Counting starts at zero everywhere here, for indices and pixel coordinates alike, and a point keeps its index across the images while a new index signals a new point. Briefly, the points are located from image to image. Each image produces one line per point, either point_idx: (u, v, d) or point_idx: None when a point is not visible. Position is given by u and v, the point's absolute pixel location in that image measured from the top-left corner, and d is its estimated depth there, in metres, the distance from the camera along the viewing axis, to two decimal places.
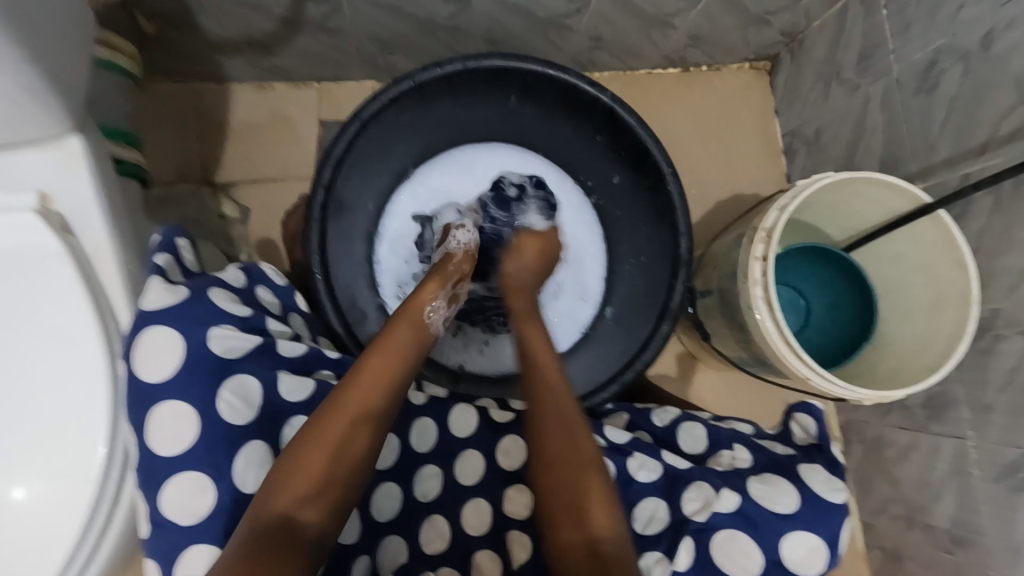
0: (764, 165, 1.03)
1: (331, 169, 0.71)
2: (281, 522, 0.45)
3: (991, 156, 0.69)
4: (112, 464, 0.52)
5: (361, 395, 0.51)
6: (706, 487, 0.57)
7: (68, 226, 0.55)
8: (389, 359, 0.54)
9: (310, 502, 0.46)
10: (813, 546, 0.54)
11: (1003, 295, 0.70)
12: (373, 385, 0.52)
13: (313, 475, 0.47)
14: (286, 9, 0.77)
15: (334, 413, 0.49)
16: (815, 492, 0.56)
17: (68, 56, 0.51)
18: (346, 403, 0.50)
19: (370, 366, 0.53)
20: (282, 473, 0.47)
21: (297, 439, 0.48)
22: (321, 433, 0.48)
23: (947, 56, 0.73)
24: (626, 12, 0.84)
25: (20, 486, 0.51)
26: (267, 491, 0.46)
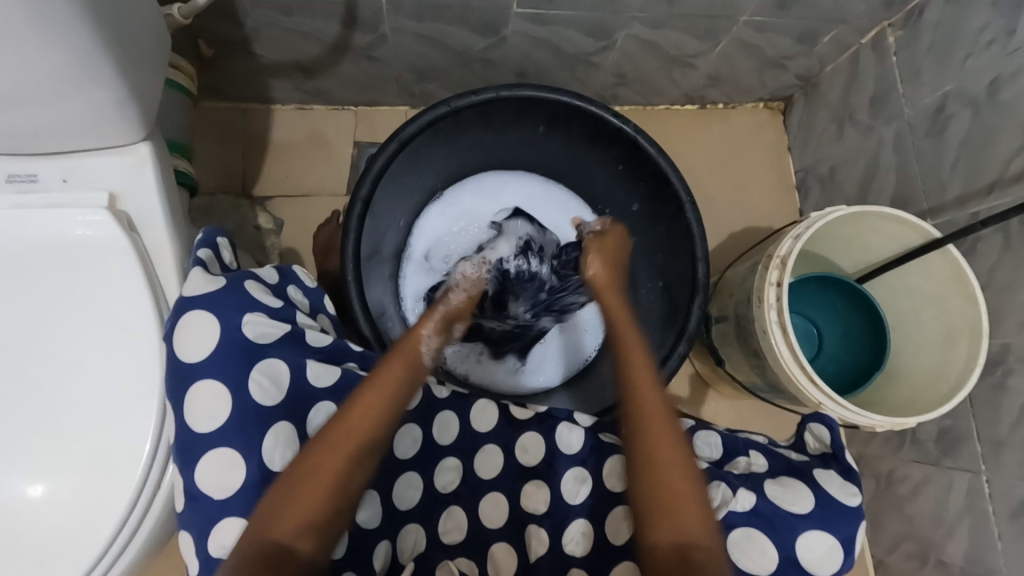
0: (777, 199, 1.06)
1: (369, 184, 0.75)
2: (275, 551, 0.46)
3: (1000, 196, 0.72)
4: (155, 459, 0.56)
5: (355, 429, 0.52)
6: (723, 486, 0.59)
7: (133, 225, 0.60)
8: (377, 396, 0.54)
9: (298, 531, 0.48)
10: (827, 547, 0.56)
11: (1013, 329, 0.71)
12: (371, 420, 0.53)
13: (302, 511, 0.48)
14: (335, 38, 0.83)
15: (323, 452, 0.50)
16: (831, 496, 0.57)
17: (148, 72, 0.57)
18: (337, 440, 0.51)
19: (362, 399, 0.53)
20: (272, 502, 0.48)
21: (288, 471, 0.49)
22: (315, 468, 0.49)
23: (956, 101, 0.78)
24: (650, 52, 0.89)
25: (38, 484, 0.53)
26: (257, 521, 0.47)
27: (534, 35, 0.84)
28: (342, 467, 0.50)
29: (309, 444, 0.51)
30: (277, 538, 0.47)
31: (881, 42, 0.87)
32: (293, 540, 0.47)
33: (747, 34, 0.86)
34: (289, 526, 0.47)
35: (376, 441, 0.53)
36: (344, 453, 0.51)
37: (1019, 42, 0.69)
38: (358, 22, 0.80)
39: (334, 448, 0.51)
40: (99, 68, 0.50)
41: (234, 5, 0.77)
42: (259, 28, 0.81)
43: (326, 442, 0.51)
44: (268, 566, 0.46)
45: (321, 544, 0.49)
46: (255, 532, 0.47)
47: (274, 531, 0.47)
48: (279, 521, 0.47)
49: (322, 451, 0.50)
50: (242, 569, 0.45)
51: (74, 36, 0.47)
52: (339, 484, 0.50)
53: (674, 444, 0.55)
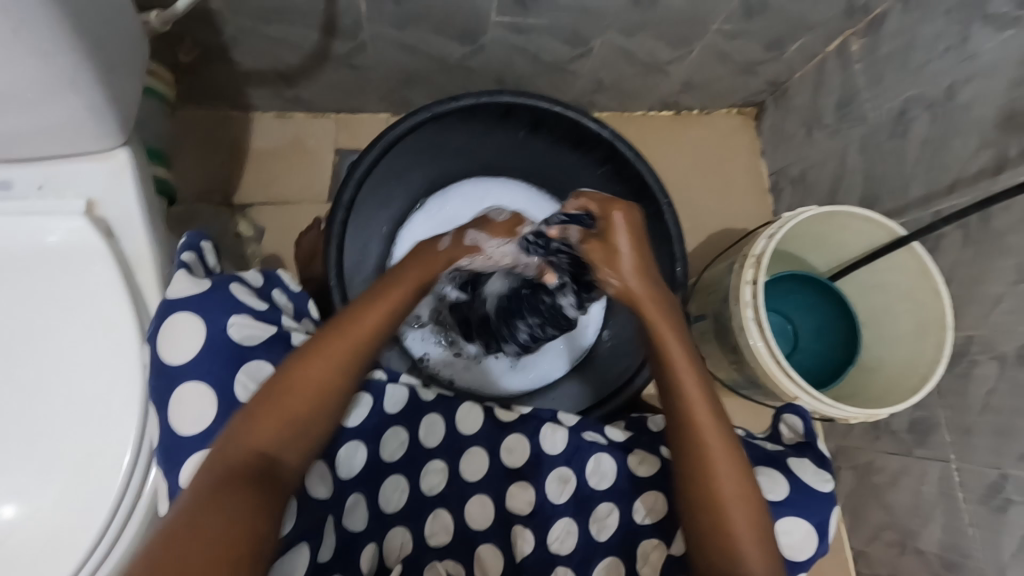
0: (752, 201, 1.09)
1: (351, 190, 0.75)
2: (253, 458, 0.48)
3: (960, 194, 0.76)
4: (133, 474, 0.55)
5: (337, 348, 0.53)
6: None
7: (112, 232, 0.59)
8: (372, 316, 0.56)
9: (284, 444, 0.49)
10: (805, 530, 0.58)
11: (977, 321, 0.75)
12: (354, 342, 0.54)
13: (280, 424, 0.49)
14: (315, 46, 0.84)
15: (311, 367, 0.51)
16: (805, 483, 0.59)
17: (126, 78, 0.56)
18: (325, 358, 0.52)
19: (354, 319, 0.55)
20: (256, 412, 0.49)
21: (271, 384, 0.50)
22: (297, 381, 0.50)
23: (916, 105, 0.81)
24: (625, 59, 0.92)
25: (10, 505, 0.52)
26: (236, 427, 0.48)
27: (512, 43, 0.85)
28: (331, 383, 0.52)
29: (292, 357, 0.52)
30: (256, 445, 0.48)
31: (845, 50, 0.91)
32: (280, 451, 0.49)
33: (718, 42, 0.89)
34: (277, 434, 0.49)
35: (359, 361, 0.54)
36: (334, 369, 0.52)
37: (971, 49, 0.73)
38: (338, 30, 0.80)
39: (314, 364, 0.51)
40: (76, 72, 0.50)
41: (212, 13, 0.77)
42: (238, 36, 0.81)
43: (310, 358, 0.52)
44: (254, 474, 0.47)
45: (304, 457, 0.51)
46: (233, 438, 0.48)
47: (254, 438, 0.48)
48: (258, 429, 0.48)
49: (305, 366, 0.51)
50: (220, 470, 0.46)
51: (51, 41, 0.47)
52: (319, 400, 0.51)
53: (740, 471, 0.54)
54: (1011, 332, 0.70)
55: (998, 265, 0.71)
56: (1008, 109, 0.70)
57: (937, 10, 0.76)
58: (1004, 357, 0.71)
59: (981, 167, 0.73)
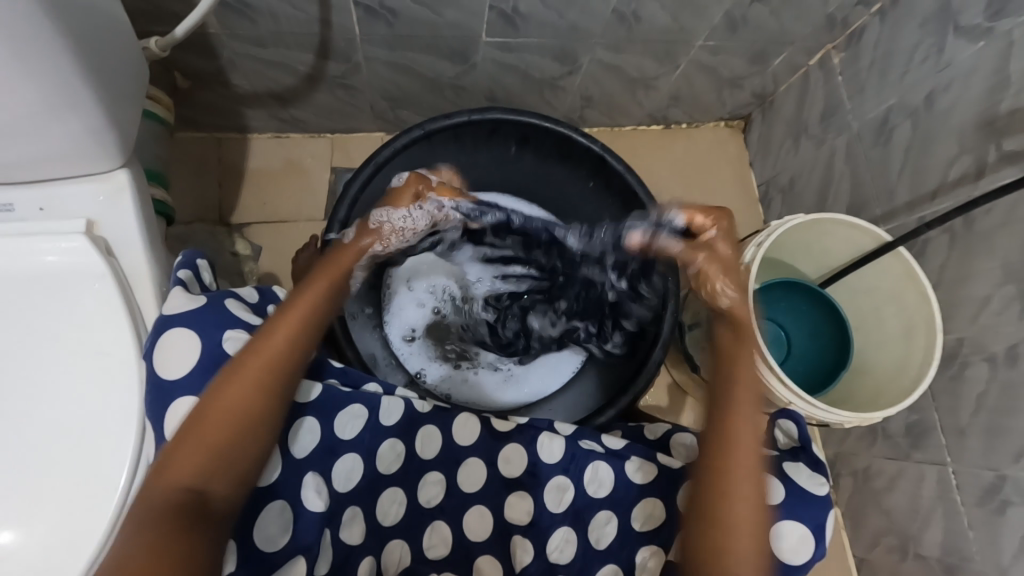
0: (742, 211, 1.11)
1: (347, 207, 0.77)
2: (176, 498, 0.46)
3: (944, 199, 0.77)
4: (129, 495, 0.55)
5: (248, 371, 0.51)
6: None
7: (112, 250, 0.61)
8: (283, 327, 0.55)
9: (207, 470, 0.48)
10: (801, 535, 0.58)
11: (966, 324, 0.76)
12: (262, 363, 0.52)
13: (198, 453, 0.48)
14: (311, 68, 0.86)
15: (226, 389, 0.50)
16: (801, 487, 0.59)
17: (126, 100, 0.58)
18: (241, 377, 0.50)
19: (270, 331, 0.54)
20: (177, 440, 0.48)
21: (192, 412, 0.49)
22: (210, 412, 0.49)
23: (897, 114, 0.84)
24: (613, 75, 0.94)
25: (7, 531, 0.52)
26: (158, 470, 0.47)
27: (503, 61, 0.88)
28: (247, 402, 0.50)
29: (208, 386, 0.50)
30: (178, 484, 0.47)
31: (826, 62, 0.94)
32: (204, 480, 0.47)
33: (703, 57, 0.92)
34: (195, 464, 0.47)
35: (277, 380, 0.52)
36: (249, 388, 0.50)
37: (947, 59, 0.76)
38: (332, 52, 0.83)
39: (223, 391, 0.50)
40: (77, 95, 0.52)
41: (210, 38, 0.79)
42: (235, 59, 0.83)
43: (223, 386, 0.50)
44: (178, 506, 0.46)
45: (234, 483, 0.49)
46: (154, 482, 0.47)
47: (175, 475, 0.47)
48: (178, 466, 0.47)
49: (217, 396, 0.50)
50: (146, 515, 0.45)
51: (53, 64, 0.48)
52: (236, 427, 0.49)
53: (752, 484, 0.54)
54: (1000, 333, 0.71)
55: (984, 267, 0.73)
56: (985, 116, 0.72)
57: (912, 23, 0.79)
58: (994, 358, 0.72)
59: (962, 172, 0.75)
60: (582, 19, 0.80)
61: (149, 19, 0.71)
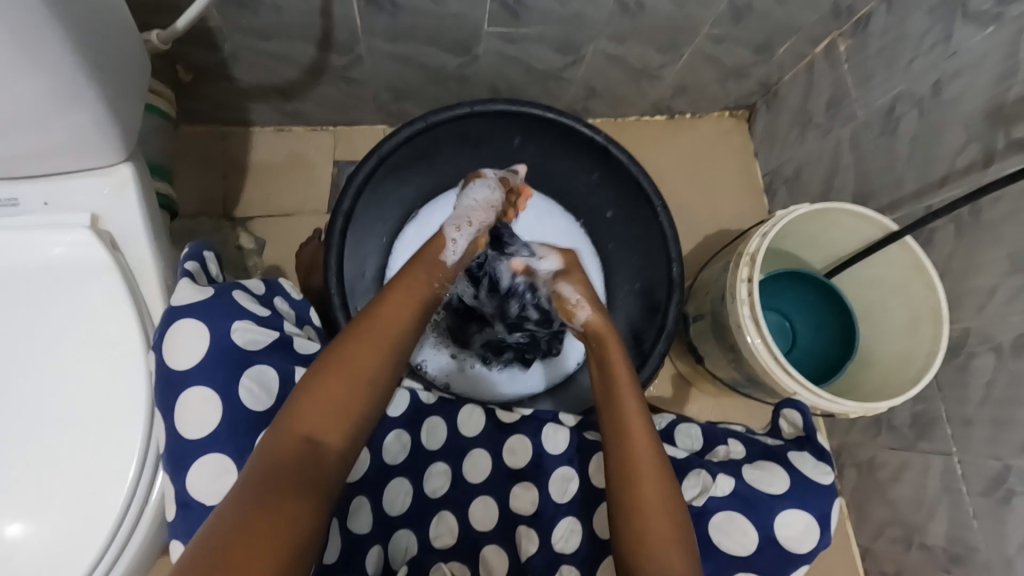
0: (747, 201, 1.11)
1: (350, 199, 0.77)
2: (300, 447, 0.48)
3: (951, 188, 0.77)
4: (138, 488, 0.55)
5: (380, 339, 0.56)
6: (703, 473, 0.62)
7: (116, 244, 0.61)
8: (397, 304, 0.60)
9: (327, 427, 0.50)
10: (806, 523, 0.58)
11: (973, 313, 0.75)
12: (389, 333, 0.57)
13: (324, 413, 0.50)
14: (312, 61, 0.85)
15: (347, 355, 0.54)
16: (804, 476, 0.60)
17: (129, 94, 0.58)
18: (363, 346, 0.55)
19: (382, 307, 0.59)
20: (302, 399, 0.50)
21: (313, 370, 0.52)
22: (340, 365, 0.53)
23: (904, 102, 0.83)
24: (617, 66, 0.93)
25: (15, 523, 0.53)
26: (285, 419, 0.50)
27: (505, 52, 0.87)
28: (369, 369, 0.54)
29: (334, 347, 0.54)
30: (301, 431, 0.49)
31: (833, 50, 0.93)
32: (322, 436, 0.50)
33: (708, 46, 0.91)
34: (321, 422, 0.50)
35: (397, 353, 0.57)
36: (372, 355, 0.55)
37: (956, 46, 0.75)
38: (334, 44, 0.82)
39: (358, 356, 0.54)
40: (82, 88, 0.52)
41: (212, 31, 0.79)
42: (237, 52, 0.83)
43: (347, 346, 0.54)
44: (294, 460, 0.47)
45: (346, 444, 0.51)
46: (282, 429, 0.49)
47: (301, 424, 0.49)
48: (308, 417, 0.50)
49: (348, 355, 0.54)
50: (271, 460, 0.47)
51: (59, 59, 0.49)
52: (362, 387, 0.53)
53: (657, 476, 0.56)
54: (1007, 322, 0.71)
55: (991, 256, 0.72)
56: (995, 104, 0.71)
57: (920, 9, 0.78)
58: (1001, 348, 0.71)
59: (970, 161, 0.74)
60: (585, 9, 0.79)
61: (152, 12, 0.71)
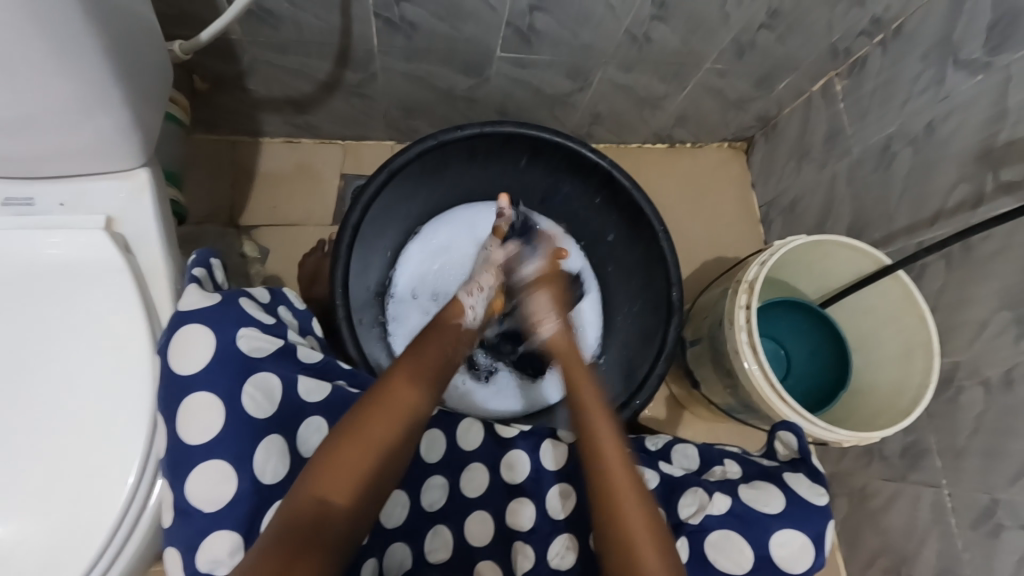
0: (744, 230, 1.13)
1: (358, 213, 0.78)
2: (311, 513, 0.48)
3: (942, 225, 0.79)
4: (136, 493, 0.55)
5: (396, 404, 0.56)
6: (700, 491, 0.62)
7: (130, 247, 0.61)
8: (416, 372, 0.60)
9: (341, 492, 0.50)
10: (801, 543, 0.59)
11: (962, 347, 0.77)
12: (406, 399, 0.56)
13: (342, 476, 0.50)
14: (327, 76, 0.87)
15: (367, 419, 0.53)
16: (801, 497, 0.60)
17: (151, 101, 0.59)
18: (379, 410, 0.54)
19: (401, 374, 0.58)
20: (321, 462, 0.50)
21: (334, 435, 0.52)
22: (360, 431, 0.52)
23: (898, 140, 0.86)
24: (622, 94, 0.96)
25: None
26: (305, 481, 0.49)
27: (516, 76, 0.90)
28: (385, 434, 0.53)
29: (354, 410, 0.54)
30: (317, 495, 0.48)
31: (829, 89, 0.96)
32: (336, 500, 0.49)
33: (711, 80, 0.94)
34: (336, 486, 0.49)
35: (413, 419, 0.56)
36: (388, 422, 0.54)
37: (947, 90, 0.78)
38: (350, 61, 0.84)
39: (376, 421, 0.53)
40: (109, 95, 0.53)
41: (233, 43, 0.81)
42: (254, 65, 0.85)
43: (369, 410, 0.54)
44: (306, 525, 0.47)
45: (360, 508, 0.50)
46: (303, 491, 0.49)
47: (317, 488, 0.49)
48: (321, 482, 0.49)
49: (364, 419, 0.53)
50: (284, 525, 0.46)
51: (88, 65, 0.50)
52: (380, 452, 0.52)
53: (648, 528, 0.54)
54: (995, 357, 0.73)
55: (980, 292, 0.75)
56: (983, 146, 0.74)
57: (913, 54, 0.82)
58: (990, 382, 0.73)
59: (961, 200, 0.77)
60: (595, 40, 0.82)
61: (175, 23, 0.73)
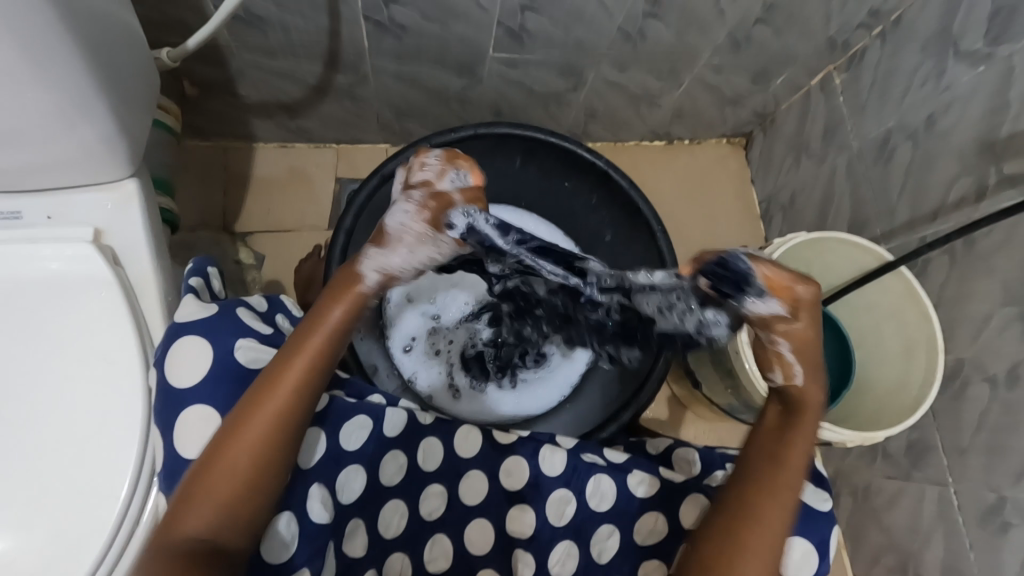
0: (743, 226, 1.12)
1: (351, 217, 0.77)
2: (187, 546, 0.46)
3: (943, 220, 0.78)
4: (131, 502, 0.54)
5: (260, 421, 0.48)
6: (700, 497, 0.61)
7: (118, 258, 0.61)
8: (289, 378, 0.49)
9: (210, 528, 0.47)
10: (803, 550, 0.58)
11: (967, 343, 0.76)
12: (265, 420, 0.48)
13: (210, 508, 0.47)
14: (319, 79, 0.86)
15: (229, 444, 0.48)
16: (805, 503, 0.59)
17: (136, 112, 0.58)
18: (241, 434, 0.48)
19: (268, 383, 0.49)
20: (183, 498, 0.47)
21: (196, 464, 0.48)
22: (222, 458, 0.47)
23: (898, 134, 0.85)
24: (618, 91, 0.95)
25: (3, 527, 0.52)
26: (171, 516, 0.47)
27: (510, 76, 0.89)
28: (249, 460, 0.48)
29: (219, 430, 0.48)
30: (185, 534, 0.46)
31: (828, 81, 0.95)
32: (209, 536, 0.47)
33: (707, 75, 0.93)
34: (201, 522, 0.47)
35: (280, 432, 0.49)
36: (249, 445, 0.48)
37: (948, 82, 0.77)
38: (341, 63, 0.83)
39: (236, 443, 0.48)
40: (89, 105, 0.52)
41: (221, 49, 0.80)
42: (244, 69, 0.84)
43: (232, 431, 0.48)
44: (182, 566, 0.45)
45: (241, 535, 0.48)
46: (171, 527, 0.46)
47: (182, 526, 0.46)
48: (189, 515, 0.47)
49: (225, 442, 0.48)
50: (157, 558, 0.46)
51: (68, 79, 0.49)
52: (245, 478, 0.48)
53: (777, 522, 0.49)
54: (1000, 354, 0.71)
55: (984, 287, 0.73)
56: (985, 139, 0.73)
57: (913, 45, 0.80)
58: (995, 378, 0.72)
59: (963, 193, 0.75)
60: (588, 38, 0.81)
61: (163, 30, 0.72)
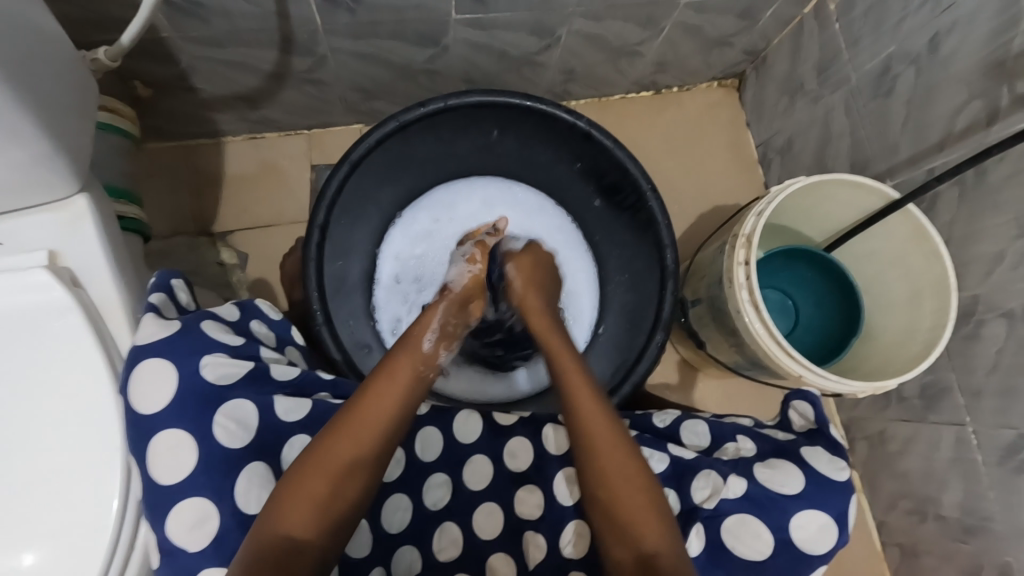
0: (740, 175, 1.07)
1: (324, 211, 0.74)
2: (277, 544, 0.46)
3: (950, 150, 0.73)
4: (123, 524, 0.54)
5: (364, 420, 0.53)
6: (713, 474, 0.60)
7: (78, 281, 0.58)
8: (390, 386, 0.56)
9: (303, 523, 0.48)
10: (821, 524, 0.57)
11: (980, 280, 0.72)
12: (372, 420, 0.53)
13: (306, 503, 0.48)
14: (274, 65, 0.81)
15: (331, 441, 0.51)
16: (819, 472, 0.58)
17: (72, 124, 0.55)
18: (345, 432, 0.52)
19: (374, 391, 0.55)
20: (281, 495, 0.48)
21: (298, 462, 0.50)
22: (323, 455, 0.50)
23: (898, 61, 0.78)
24: (595, 45, 0.89)
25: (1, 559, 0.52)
26: (266, 513, 0.48)
27: (476, 40, 0.83)
28: (349, 460, 0.51)
29: (324, 430, 0.52)
30: (279, 528, 0.47)
31: (821, 10, 0.88)
32: (298, 531, 0.47)
33: (689, 17, 0.86)
34: (297, 517, 0.48)
35: (383, 434, 0.53)
36: (353, 443, 0.51)
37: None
38: (294, 46, 0.78)
39: (339, 439, 0.51)
40: (13, 124, 0.49)
41: (164, 43, 0.75)
42: (193, 63, 0.79)
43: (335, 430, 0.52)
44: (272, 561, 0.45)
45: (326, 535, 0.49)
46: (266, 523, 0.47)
47: (279, 521, 0.47)
48: (287, 508, 0.48)
49: (328, 440, 0.51)
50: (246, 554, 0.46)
51: None
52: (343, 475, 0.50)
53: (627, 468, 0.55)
54: (1016, 288, 0.67)
55: (997, 219, 0.69)
56: (994, 58, 0.66)
57: None
58: (1011, 314, 0.68)
59: (971, 121, 0.70)
60: None
61: (95, 28, 0.67)
